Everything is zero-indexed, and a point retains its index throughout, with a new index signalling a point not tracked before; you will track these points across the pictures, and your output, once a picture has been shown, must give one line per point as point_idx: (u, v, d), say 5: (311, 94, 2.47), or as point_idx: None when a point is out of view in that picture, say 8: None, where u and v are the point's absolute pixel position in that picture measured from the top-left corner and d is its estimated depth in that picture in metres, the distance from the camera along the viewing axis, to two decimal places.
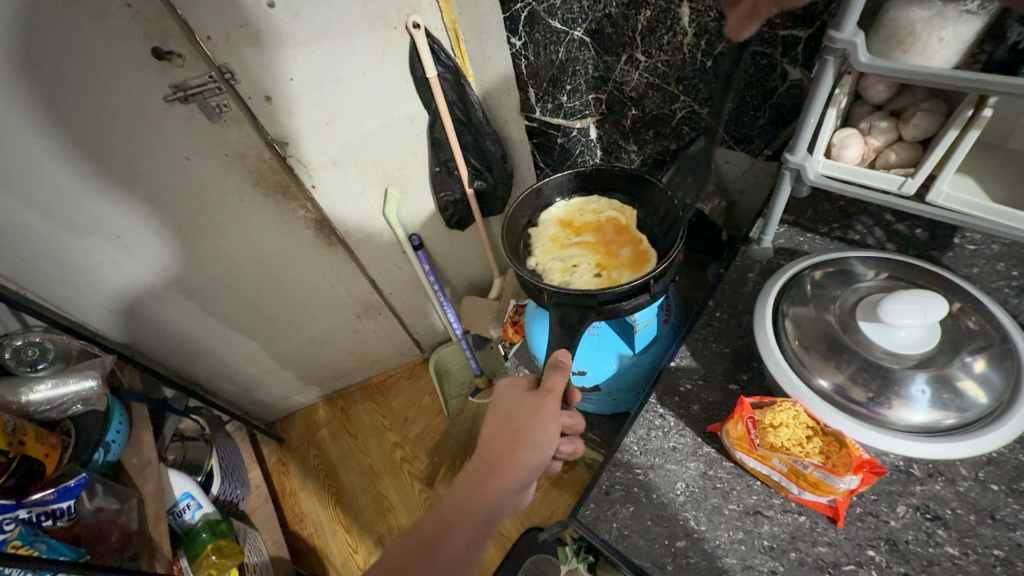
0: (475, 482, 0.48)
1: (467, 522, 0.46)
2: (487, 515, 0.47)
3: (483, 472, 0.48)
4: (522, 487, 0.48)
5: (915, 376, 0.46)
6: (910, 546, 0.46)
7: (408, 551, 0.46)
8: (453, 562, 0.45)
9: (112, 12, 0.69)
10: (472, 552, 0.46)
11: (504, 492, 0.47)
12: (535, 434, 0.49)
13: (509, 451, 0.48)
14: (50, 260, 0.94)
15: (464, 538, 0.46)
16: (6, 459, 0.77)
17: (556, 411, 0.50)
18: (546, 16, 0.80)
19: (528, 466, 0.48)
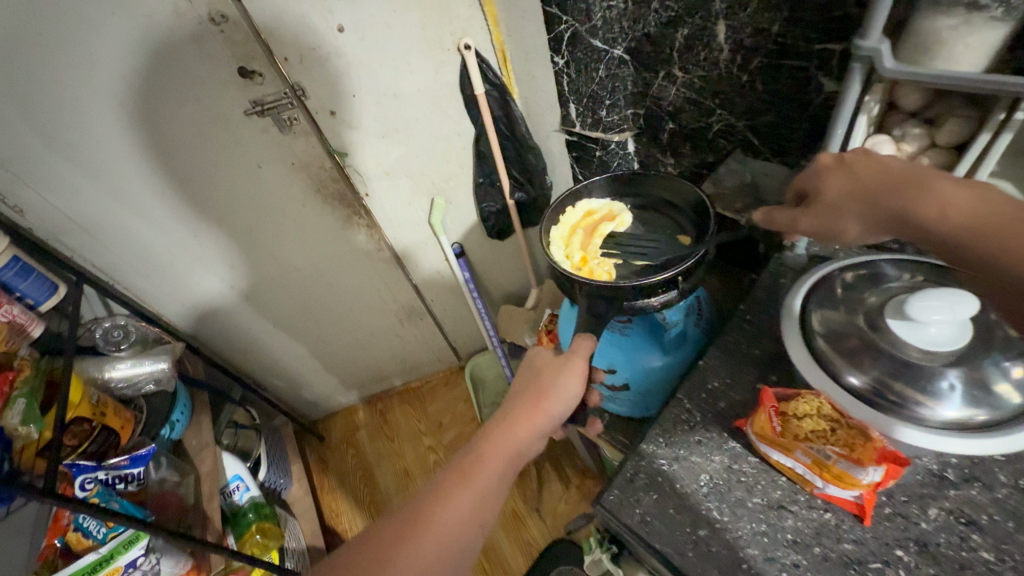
0: (505, 428, 0.51)
1: (498, 453, 0.49)
2: (516, 450, 0.50)
3: (513, 419, 0.51)
4: (546, 433, 0.52)
5: (946, 371, 0.46)
6: (942, 549, 0.45)
7: (440, 479, 0.48)
8: (484, 488, 0.47)
9: (208, 37, 0.80)
10: (503, 481, 0.48)
11: (531, 436, 0.51)
12: (562, 388, 0.53)
13: (538, 400, 0.52)
14: (136, 255, 1.06)
15: (496, 467, 0.48)
16: (90, 428, 0.87)
17: (582, 370, 0.54)
18: (588, 37, 0.84)
19: (553, 414, 0.52)
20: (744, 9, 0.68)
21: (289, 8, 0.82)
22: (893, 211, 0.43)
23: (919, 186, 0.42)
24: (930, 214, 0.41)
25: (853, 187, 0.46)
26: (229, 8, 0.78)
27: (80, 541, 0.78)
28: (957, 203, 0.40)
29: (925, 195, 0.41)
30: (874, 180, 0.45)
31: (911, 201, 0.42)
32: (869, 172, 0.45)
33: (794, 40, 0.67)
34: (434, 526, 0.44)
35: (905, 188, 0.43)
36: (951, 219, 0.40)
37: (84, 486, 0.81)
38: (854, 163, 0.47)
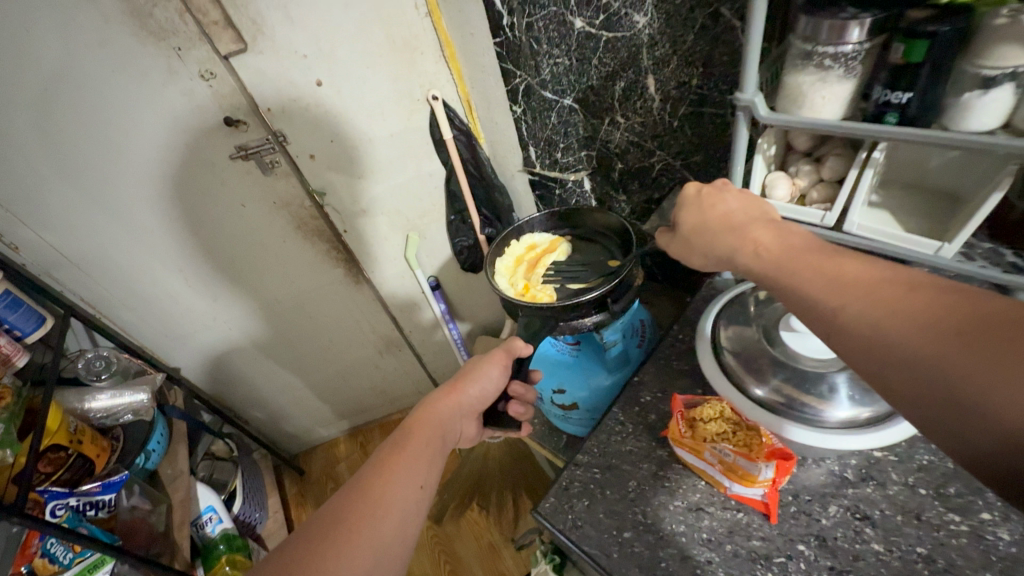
0: (429, 408, 0.54)
1: (424, 428, 0.51)
2: (441, 427, 0.53)
3: (435, 400, 0.55)
4: (466, 413, 0.57)
5: (832, 375, 0.51)
6: (838, 542, 0.49)
7: (372, 461, 0.48)
8: (418, 460, 0.48)
9: (197, 91, 0.89)
10: (434, 452, 0.50)
11: (453, 413, 0.55)
12: (478, 371, 0.59)
13: (457, 383, 0.57)
14: (122, 289, 1.12)
15: (424, 439, 0.50)
16: (67, 456, 0.90)
17: (501, 356, 0.60)
18: (540, 89, 0.95)
19: (472, 394, 0.57)
20: (668, 65, 0.78)
21: (271, 66, 0.91)
22: (724, 254, 0.45)
23: (737, 228, 0.44)
24: (745, 258, 0.42)
25: (698, 228, 0.49)
26: (217, 67, 0.88)
27: (44, 567, 0.78)
28: (766, 244, 0.41)
29: (740, 238, 0.43)
30: (715, 225, 0.47)
31: (735, 244, 0.43)
32: (708, 216, 0.48)
33: (710, 91, 0.76)
34: (369, 500, 0.44)
35: (730, 232, 0.45)
36: (762, 263, 0.40)
37: (55, 511, 0.84)
38: (707, 197, 0.50)
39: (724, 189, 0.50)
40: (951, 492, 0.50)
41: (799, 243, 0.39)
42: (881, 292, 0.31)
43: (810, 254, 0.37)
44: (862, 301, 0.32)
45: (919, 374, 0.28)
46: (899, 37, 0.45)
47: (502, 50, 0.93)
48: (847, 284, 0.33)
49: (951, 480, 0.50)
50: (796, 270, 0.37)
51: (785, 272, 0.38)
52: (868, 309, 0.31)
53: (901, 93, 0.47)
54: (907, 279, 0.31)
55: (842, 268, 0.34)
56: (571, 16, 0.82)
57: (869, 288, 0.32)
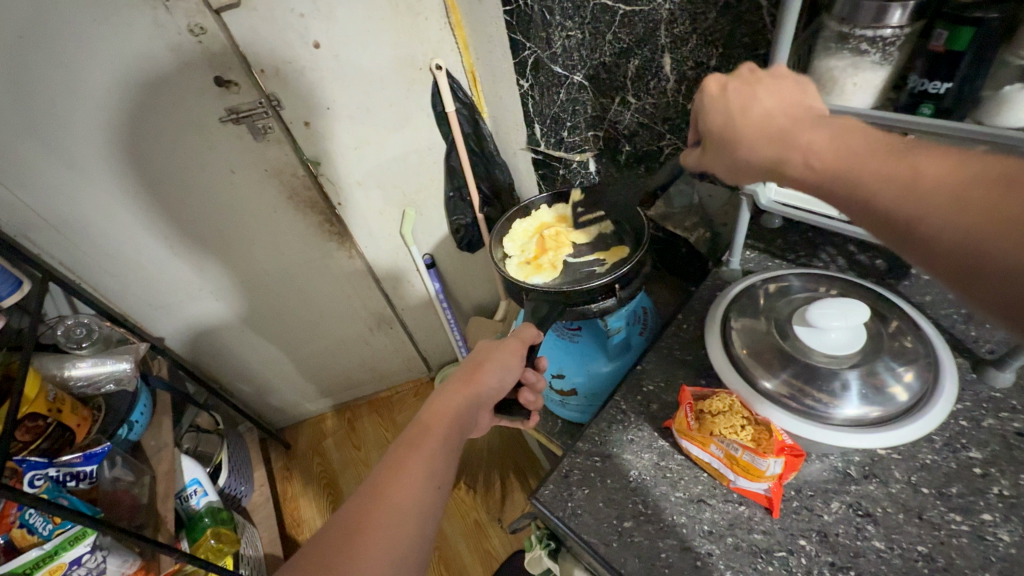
0: (447, 399, 0.52)
1: (441, 424, 0.50)
2: (459, 420, 0.51)
3: (453, 391, 0.53)
4: (485, 404, 0.55)
5: (844, 373, 0.51)
6: (840, 538, 0.49)
7: (388, 457, 0.46)
8: (435, 455, 0.47)
9: (185, 47, 0.84)
10: (451, 450, 0.49)
11: (471, 405, 0.53)
12: (498, 361, 0.57)
13: (475, 373, 0.55)
14: (103, 254, 1.07)
15: (441, 436, 0.49)
16: (44, 424, 0.86)
17: (517, 347, 0.58)
18: (549, 63, 0.90)
19: (491, 385, 0.55)
20: (685, 44, 0.75)
21: (267, 23, 0.86)
22: (762, 164, 0.41)
23: (784, 135, 0.39)
24: (797, 169, 0.38)
25: (730, 129, 0.44)
26: (207, 21, 0.82)
27: (24, 537, 0.76)
28: (818, 147, 0.37)
29: (787, 144, 0.39)
30: (752, 128, 0.42)
31: (783, 152, 0.39)
32: (743, 120, 0.42)
33: (728, 74, 0.74)
34: (390, 502, 0.43)
35: (773, 137, 0.40)
36: (813, 164, 0.37)
37: (33, 482, 0.79)
38: (732, 92, 0.45)
39: (754, 81, 0.45)
40: (952, 492, 0.50)
41: (861, 145, 0.35)
42: (974, 196, 0.29)
43: (869, 154, 0.34)
44: (955, 209, 0.30)
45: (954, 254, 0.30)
46: (944, 22, 0.43)
47: (513, 19, 0.88)
48: (931, 194, 0.31)
49: (953, 480, 0.50)
50: (861, 179, 0.34)
51: (849, 177, 0.35)
52: (908, 198, 0.32)
53: (940, 83, 0.45)
54: (1000, 176, 0.29)
55: (925, 171, 0.32)
56: None
57: (959, 194, 0.30)
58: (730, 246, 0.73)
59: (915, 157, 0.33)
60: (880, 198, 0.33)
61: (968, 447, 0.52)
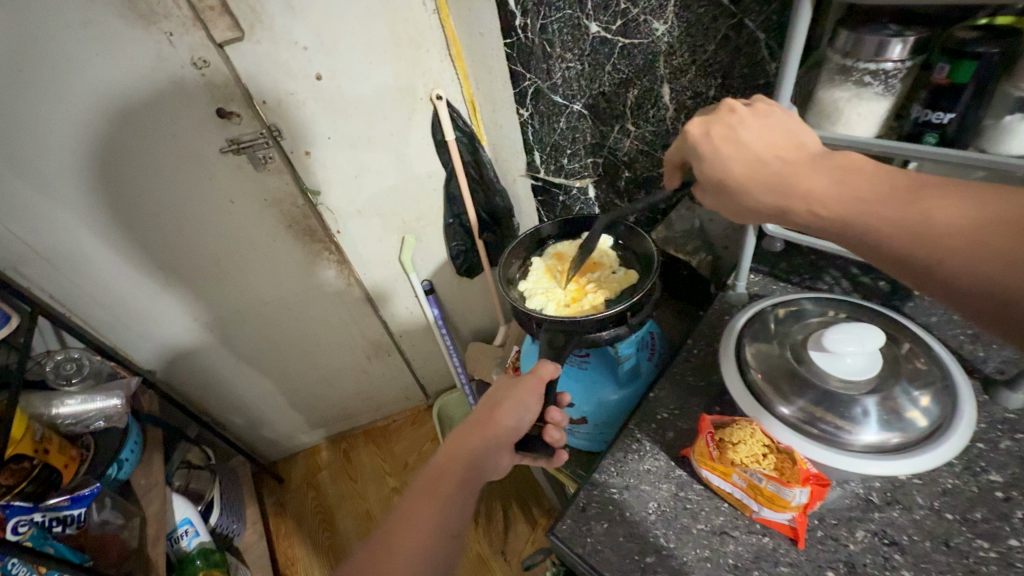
0: (464, 440, 0.51)
1: (456, 471, 0.49)
2: (475, 463, 0.50)
3: (470, 431, 0.52)
4: (506, 444, 0.53)
5: (863, 399, 0.50)
6: (868, 569, 0.48)
7: (401, 504, 0.46)
8: (446, 504, 0.46)
9: (187, 79, 0.84)
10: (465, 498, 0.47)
11: (490, 446, 0.51)
12: (517, 399, 0.54)
13: (493, 413, 0.53)
14: (97, 287, 1.05)
15: (455, 483, 0.48)
16: (30, 466, 0.82)
17: (535, 385, 0.56)
18: (550, 93, 0.93)
19: (510, 424, 0.53)
20: (684, 75, 0.77)
21: (269, 56, 0.87)
22: (769, 210, 0.43)
23: (783, 177, 0.42)
24: (802, 217, 0.41)
25: (725, 179, 0.46)
26: (211, 54, 0.83)
27: None
28: (820, 196, 0.40)
29: (785, 192, 0.41)
30: (744, 175, 0.44)
31: (782, 198, 0.42)
32: (735, 164, 0.45)
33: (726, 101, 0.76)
34: (397, 552, 0.42)
35: (770, 183, 0.43)
36: (819, 217, 0.40)
37: (16, 529, 0.74)
38: (718, 143, 0.47)
39: (736, 122, 0.47)
40: (977, 518, 0.49)
41: (861, 190, 0.38)
42: (985, 238, 0.32)
43: (881, 206, 0.37)
44: (977, 258, 0.32)
45: (994, 302, 0.32)
46: (945, 57, 0.45)
47: (514, 50, 0.91)
48: (939, 233, 0.34)
49: (977, 504, 0.50)
50: (874, 224, 0.37)
51: (857, 224, 0.37)
52: (965, 255, 0.32)
53: (943, 114, 0.46)
54: (996, 221, 0.32)
55: (947, 215, 0.34)
56: (586, 20, 0.80)
57: (970, 238, 0.33)
58: (735, 270, 0.74)
59: (915, 202, 0.36)
60: (891, 244, 0.36)
61: (988, 470, 0.52)
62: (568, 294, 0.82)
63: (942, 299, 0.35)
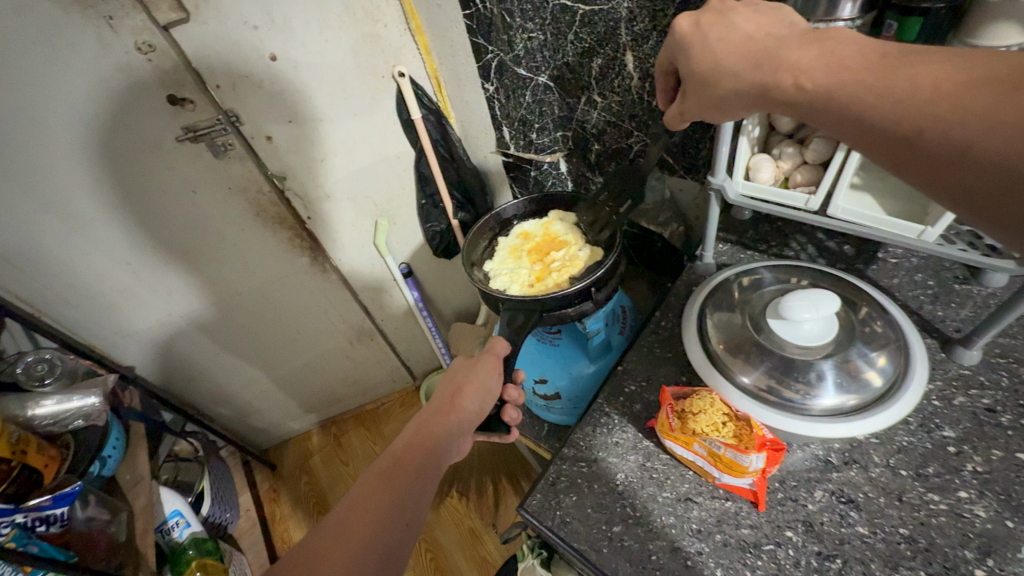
0: (424, 425, 0.52)
1: (416, 457, 0.49)
2: (435, 450, 0.51)
3: (431, 417, 0.53)
4: (466, 429, 0.54)
5: (819, 363, 0.51)
6: (825, 527, 0.49)
7: (359, 489, 0.47)
8: (406, 490, 0.47)
9: (134, 66, 0.80)
10: (424, 482, 0.48)
11: (450, 432, 0.52)
12: (478, 384, 0.55)
13: (454, 398, 0.54)
14: (63, 286, 1.02)
15: (415, 469, 0.48)
16: (9, 467, 0.81)
17: (495, 364, 0.57)
18: (513, 65, 0.90)
19: (471, 409, 0.54)
20: (646, 42, 0.74)
21: (218, 37, 0.83)
22: (754, 89, 0.42)
23: (770, 56, 0.41)
24: (787, 92, 0.39)
25: (713, 70, 0.45)
26: (156, 38, 0.79)
27: None
28: (809, 70, 0.38)
29: (773, 68, 0.40)
30: (737, 58, 0.43)
31: (768, 76, 0.41)
32: (727, 51, 0.44)
33: None
34: (353, 536, 0.42)
35: (757, 62, 0.42)
36: (802, 91, 0.38)
37: None
38: (709, 31, 0.46)
39: (726, 11, 0.46)
40: (929, 472, 0.51)
41: (849, 59, 0.36)
42: (967, 100, 0.30)
43: (864, 73, 0.35)
44: (951, 116, 0.31)
45: (965, 164, 0.31)
46: (893, 14, 0.45)
47: (473, 23, 0.89)
48: (918, 100, 0.32)
49: (929, 460, 0.51)
50: (857, 93, 0.35)
51: (839, 95, 0.36)
52: (937, 115, 0.31)
53: None
54: (980, 78, 0.31)
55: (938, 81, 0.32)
56: None
57: (957, 102, 0.31)
58: (702, 241, 0.73)
59: (909, 67, 0.33)
60: (868, 109, 0.34)
61: (942, 426, 0.53)
62: (533, 274, 0.82)
63: (913, 170, 0.34)
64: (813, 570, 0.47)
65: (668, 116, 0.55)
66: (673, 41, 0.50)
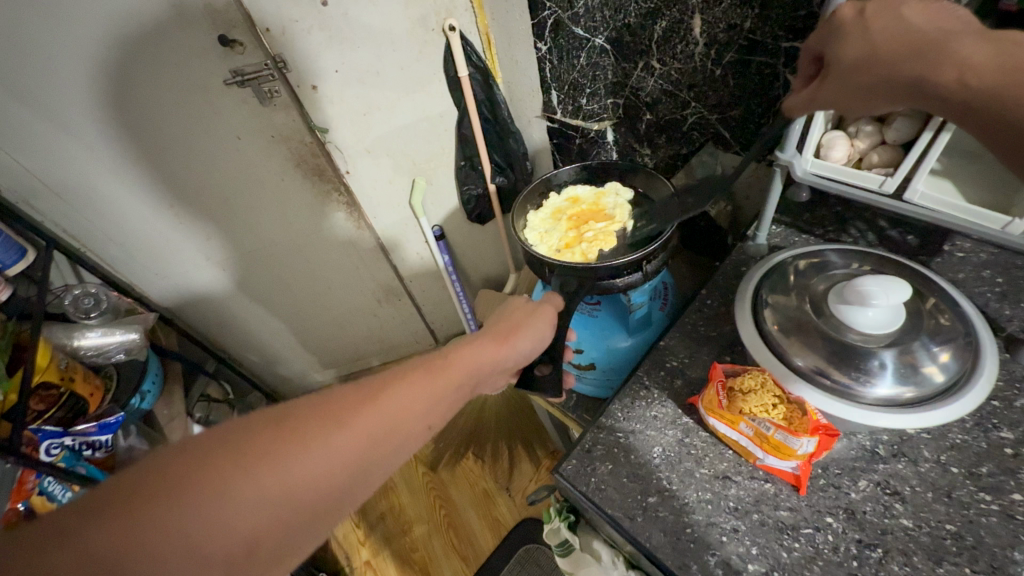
0: (481, 344, 0.50)
1: (466, 367, 0.47)
2: (482, 373, 0.49)
3: (489, 340, 0.51)
4: (511, 364, 0.53)
5: (880, 352, 0.50)
6: (867, 516, 0.49)
7: (400, 369, 0.45)
8: (444, 392, 0.45)
9: (186, 3, 0.79)
10: (458, 399, 0.47)
11: (501, 361, 0.51)
12: (536, 331, 0.55)
13: (513, 333, 0.53)
14: (106, 223, 1.05)
15: (460, 378, 0.47)
16: (58, 393, 0.86)
17: (552, 317, 0.57)
18: (570, 24, 0.87)
19: (524, 350, 0.53)
20: (719, 4, 0.70)
21: None
22: (907, 78, 0.42)
23: (937, 48, 0.40)
24: (946, 85, 0.40)
25: (869, 57, 0.44)
26: None
27: (44, 505, 0.78)
28: (978, 65, 0.38)
29: (939, 57, 0.40)
30: (896, 44, 0.43)
31: (927, 68, 0.41)
32: (889, 36, 0.43)
33: (763, 37, 0.70)
34: (380, 413, 0.41)
35: (916, 52, 0.41)
36: (967, 87, 0.38)
37: (50, 451, 0.79)
38: (874, 19, 0.45)
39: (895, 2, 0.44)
40: (983, 472, 0.49)
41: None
42: None
43: None
44: None
45: None
46: None
47: None
48: None
49: (984, 459, 0.50)
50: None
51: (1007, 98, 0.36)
52: None
53: None
54: None
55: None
56: None
57: None
58: (757, 221, 0.71)
59: None
60: None
61: (1000, 427, 0.51)
62: (569, 240, 0.81)
63: None
64: (852, 557, 0.46)
65: (790, 103, 0.52)
66: (829, 25, 0.48)
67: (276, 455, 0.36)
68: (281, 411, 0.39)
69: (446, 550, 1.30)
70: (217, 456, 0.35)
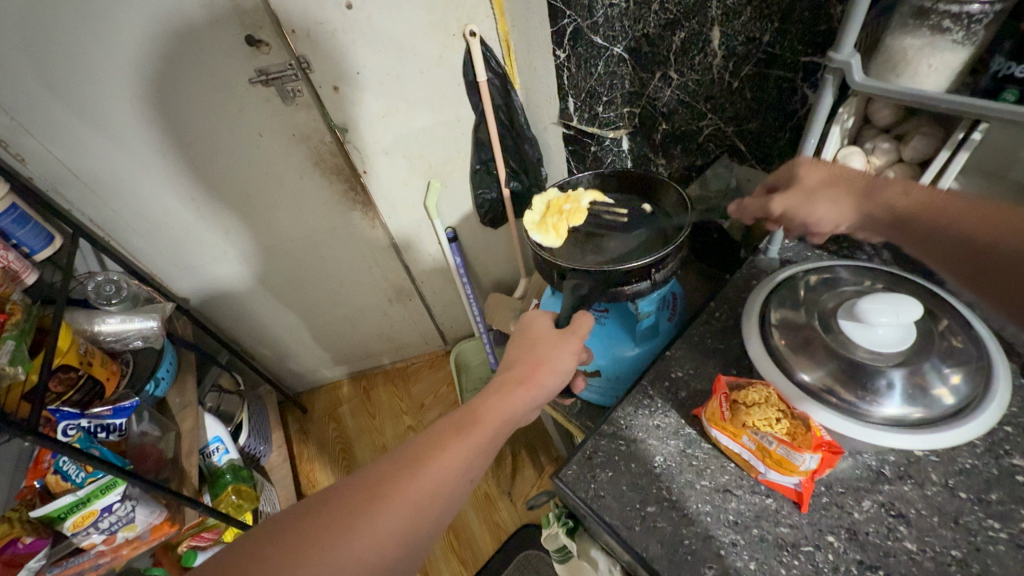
0: (506, 391, 0.51)
1: (492, 417, 0.49)
2: (511, 419, 0.50)
3: (514, 384, 0.52)
4: (540, 404, 0.53)
5: (889, 371, 0.49)
6: (869, 537, 0.48)
7: (432, 433, 0.47)
8: (476, 447, 0.47)
9: (218, 4, 0.82)
10: (492, 447, 0.48)
11: (529, 403, 0.52)
12: (558, 363, 0.54)
13: (536, 370, 0.54)
14: (133, 216, 1.08)
15: (491, 429, 0.48)
16: (77, 375, 0.88)
17: (577, 347, 0.56)
18: (589, 33, 0.84)
19: (551, 385, 0.53)
20: (738, 17, 0.71)
21: None
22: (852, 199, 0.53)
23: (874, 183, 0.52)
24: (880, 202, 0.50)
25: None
26: None
27: (58, 483, 0.80)
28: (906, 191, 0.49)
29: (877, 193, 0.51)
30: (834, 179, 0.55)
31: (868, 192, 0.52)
32: (836, 175, 0.55)
33: (782, 51, 0.70)
34: (421, 480, 0.43)
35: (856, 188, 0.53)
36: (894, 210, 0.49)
37: (67, 431, 0.81)
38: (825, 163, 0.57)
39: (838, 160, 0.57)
40: (992, 499, 0.48)
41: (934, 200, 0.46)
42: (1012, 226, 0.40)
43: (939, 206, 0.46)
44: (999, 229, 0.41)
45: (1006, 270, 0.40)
46: None
47: None
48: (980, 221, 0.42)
49: (993, 486, 0.49)
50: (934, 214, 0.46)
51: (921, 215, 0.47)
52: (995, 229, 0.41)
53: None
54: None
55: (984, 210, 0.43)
56: None
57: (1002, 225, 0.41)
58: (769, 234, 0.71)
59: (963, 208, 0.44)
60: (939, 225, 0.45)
61: (1011, 454, 0.50)
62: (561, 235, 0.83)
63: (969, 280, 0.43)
64: None
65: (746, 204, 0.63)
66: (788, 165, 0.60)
67: (325, 545, 0.39)
68: (331, 494, 0.42)
69: (446, 552, 1.31)
70: (272, 554, 0.38)
